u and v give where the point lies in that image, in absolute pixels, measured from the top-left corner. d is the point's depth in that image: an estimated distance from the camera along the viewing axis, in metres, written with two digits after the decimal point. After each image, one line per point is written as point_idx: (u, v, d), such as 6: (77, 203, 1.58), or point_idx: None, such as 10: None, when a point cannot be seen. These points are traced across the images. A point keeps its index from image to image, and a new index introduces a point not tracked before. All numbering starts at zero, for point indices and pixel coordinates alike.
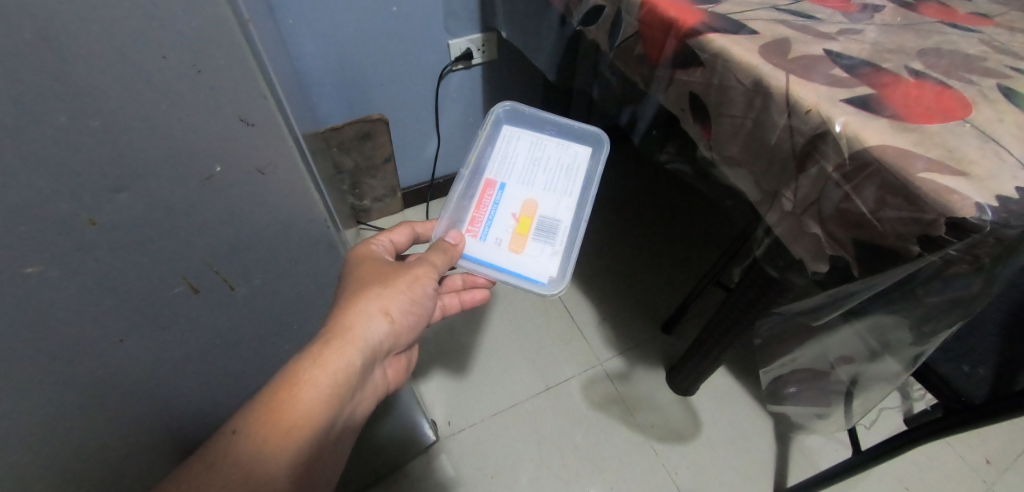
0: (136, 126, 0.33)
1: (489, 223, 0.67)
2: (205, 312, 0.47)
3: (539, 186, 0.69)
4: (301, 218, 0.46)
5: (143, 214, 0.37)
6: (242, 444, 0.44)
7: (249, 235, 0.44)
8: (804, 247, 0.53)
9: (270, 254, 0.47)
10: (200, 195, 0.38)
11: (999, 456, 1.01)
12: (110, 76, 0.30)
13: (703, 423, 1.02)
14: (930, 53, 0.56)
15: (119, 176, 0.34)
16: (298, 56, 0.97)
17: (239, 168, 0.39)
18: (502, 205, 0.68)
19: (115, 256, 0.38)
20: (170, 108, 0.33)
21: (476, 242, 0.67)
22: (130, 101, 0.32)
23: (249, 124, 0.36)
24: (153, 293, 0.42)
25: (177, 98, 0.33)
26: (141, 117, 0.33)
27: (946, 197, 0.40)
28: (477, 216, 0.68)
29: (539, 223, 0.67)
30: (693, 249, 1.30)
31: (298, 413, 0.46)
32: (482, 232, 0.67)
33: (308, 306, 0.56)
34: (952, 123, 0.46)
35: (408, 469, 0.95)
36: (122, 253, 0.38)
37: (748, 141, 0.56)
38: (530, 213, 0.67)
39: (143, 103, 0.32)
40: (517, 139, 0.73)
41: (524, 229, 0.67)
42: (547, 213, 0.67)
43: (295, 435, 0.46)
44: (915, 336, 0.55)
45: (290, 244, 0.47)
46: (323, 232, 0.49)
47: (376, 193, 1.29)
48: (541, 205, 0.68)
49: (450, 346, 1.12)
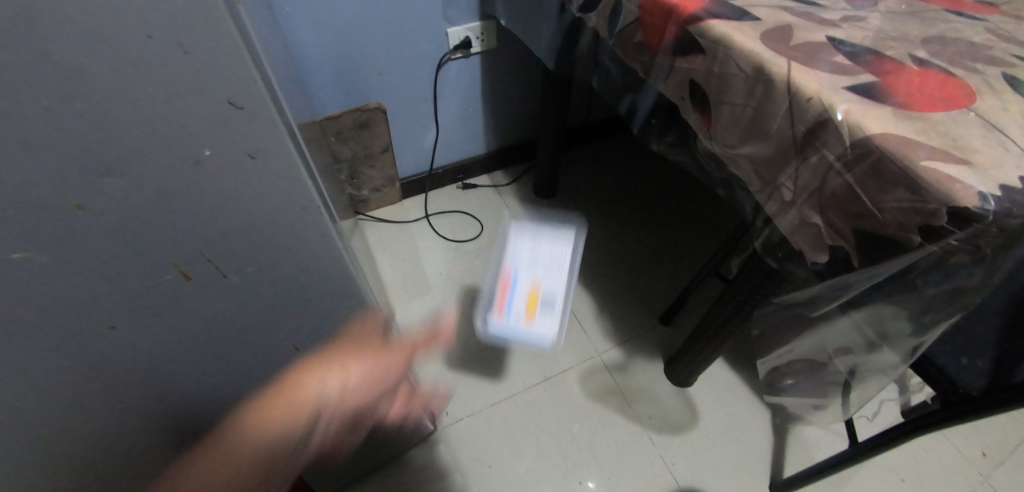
0: (109, 109, 0.26)
1: (511, 307, 0.64)
2: (194, 314, 0.40)
3: (536, 286, 0.64)
4: (303, 234, 0.39)
5: (134, 202, 0.30)
6: (207, 456, 0.50)
7: (246, 236, 0.36)
8: (803, 237, 0.53)
9: (274, 261, 0.39)
10: (191, 182, 0.31)
11: (995, 448, 1.01)
12: (75, 50, 0.24)
13: (701, 415, 1.02)
14: (934, 41, 0.55)
15: (104, 159, 0.28)
16: (296, 43, 0.96)
17: (227, 157, 0.30)
18: (513, 287, 0.64)
19: (103, 260, 0.32)
20: (144, 93, 0.26)
21: (501, 324, 0.63)
22: (96, 81, 0.25)
23: (240, 109, 0.29)
24: (138, 300, 0.36)
25: (148, 77, 0.26)
26: (114, 102, 0.26)
27: (948, 186, 0.40)
28: (501, 302, 0.64)
29: (542, 300, 0.64)
30: (693, 241, 1.30)
31: (251, 442, 0.51)
32: (506, 314, 0.63)
33: (318, 324, 0.50)
34: (956, 111, 0.46)
35: (407, 459, 0.95)
36: (104, 255, 0.32)
37: (748, 130, 0.55)
38: (532, 292, 0.64)
39: (113, 86, 0.26)
40: (521, 253, 0.66)
41: (532, 308, 0.64)
42: (548, 293, 0.64)
43: (243, 459, 0.51)
44: (914, 327, 0.55)
45: (293, 253, 0.39)
46: (329, 245, 0.40)
47: (375, 183, 1.28)
48: (543, 289, 0.64)
49: (449, 336, 1.12)
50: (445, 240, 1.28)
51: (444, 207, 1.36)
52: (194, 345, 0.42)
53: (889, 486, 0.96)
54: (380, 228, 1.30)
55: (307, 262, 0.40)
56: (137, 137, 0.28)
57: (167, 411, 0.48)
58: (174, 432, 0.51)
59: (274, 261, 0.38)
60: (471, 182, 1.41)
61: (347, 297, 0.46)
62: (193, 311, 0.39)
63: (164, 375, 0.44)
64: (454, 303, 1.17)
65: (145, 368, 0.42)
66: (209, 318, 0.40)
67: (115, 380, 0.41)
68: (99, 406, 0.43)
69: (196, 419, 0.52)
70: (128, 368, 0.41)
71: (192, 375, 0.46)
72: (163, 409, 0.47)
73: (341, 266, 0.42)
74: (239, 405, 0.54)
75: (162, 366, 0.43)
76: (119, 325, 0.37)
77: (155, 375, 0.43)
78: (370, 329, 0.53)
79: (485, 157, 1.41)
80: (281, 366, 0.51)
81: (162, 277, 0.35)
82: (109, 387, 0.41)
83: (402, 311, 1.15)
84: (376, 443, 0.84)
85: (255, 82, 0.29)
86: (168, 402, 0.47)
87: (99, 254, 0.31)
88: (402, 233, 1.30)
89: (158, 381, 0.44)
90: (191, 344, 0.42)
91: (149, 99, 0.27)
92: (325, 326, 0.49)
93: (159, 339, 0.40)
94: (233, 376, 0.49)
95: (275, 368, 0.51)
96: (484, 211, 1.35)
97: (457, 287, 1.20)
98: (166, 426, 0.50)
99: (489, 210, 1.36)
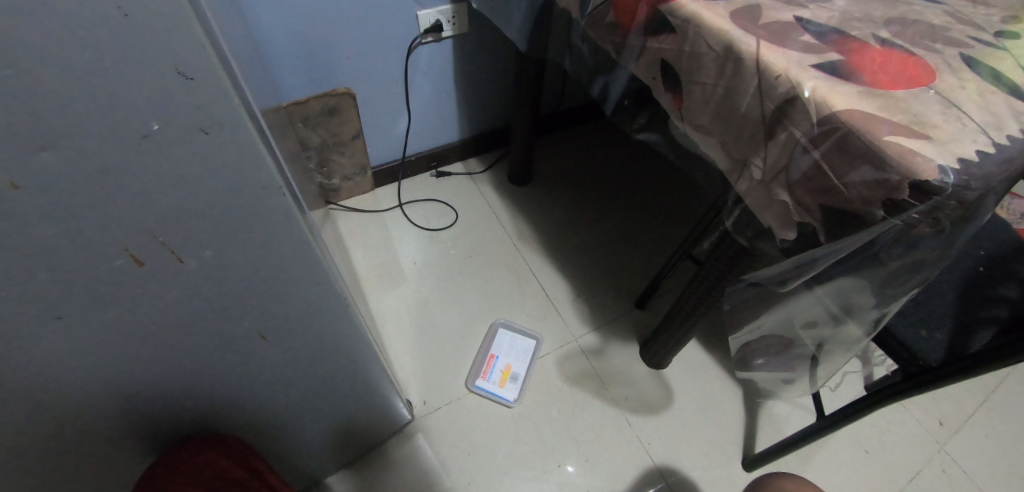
0: (37, 74, 0.23)
1: None
2: (151, 305, 0.37)
3: None
4: (262, 216, 0.35)
5: (72, 178, 0.27)
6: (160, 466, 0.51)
7: (205, 218, 0.33)
8: (772, 214, 0.53)
9: (233, 244, 0.36)
10: (136, 158, 0.28)
11: (951, 418, 1.06)
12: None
13: (676, 394, 1.04)
14: (896, 22, 0.56)
15: (39, 132, 0.25)
16: (259, 24, 0.92)
17: (178, 127, 0.28)
18: None
19: (41, 244, 0.29)
20: (77, 58, 0.23)
21: None
22: (24, 43, 0.22)
23: (188, 80, 0.26)
24: (90, 285, 0.33)
25: (84, 42, 0.23)
26: (40, 67, 0.23)
27: (909, 159, 0.41)
28: None
29: None
30: (664, 225, 1.31)
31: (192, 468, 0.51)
32: None
33: (285, 318, 0.47)
34: (917, 89, 0.47)
35: (385, 448, 0.95)
36: (48, 241, 0.29)
37: (718, 109, 0.55)
38: None
39: (41, 50, 0.22)
40: None
41: None
42: None
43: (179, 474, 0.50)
44: (877, 299, 0.57)
45: (256, 235, 0.37)
46: (295, 224, 0.38)
47: (346, 171, 1.24)
48: None
49: (425, 325, 1.11)
50: (419, 228, 1.27)
51: (418, 196, 1.34)
52: (153, 335, 0.40)
53: (854, 457, 1.00)
54: (353, 217, 1.27)
55: (271, 244, 0.38)
56: (76, 108, 0.25)
57: (127, 407, 0.46)
58: (136, 429, 0.49)
59: (233, 243, 0.36)
60: (446, 170, 1.39)
61: (315, 281, 0.45)
62: (151, 298, 0.37)
63: (122, 367, 0.41)
64: (429, 291, 1.16)
65: (100, 361, 0.39)
66: (168, 306, 0.38)
67: (67, 376, 0.39)
68: (49, 405, 0.40)
69: (158, 416, 0.49)
70: (80, 363, 0.38)
71: (153, 367, 0.43)
72: (121, 406, 0.45)
73: (308, 249, 0.41)
74: (204, 398, 0.52)
75: (118, 358, 0.40)
76: (66, 315, 0.34)
77: (111, 369, 0.41)
78: (341, 315, 0.52)
79: (459, 143, 1.39)
80: (247, 355, 0.49)
81: (114, 262, 0.33)
82: (60, 383, 0.39)
83: (377, 300, 1.13)
84: (352, 434, 0.82)
85: (207, 51, 0.26)
86: (127, 398, 0.45)
87: (44, 239, 0.29)
88: (375, 222, 1.27)
89: (114, 375, 0.42)
90: (152, 334, 0.40)
91: (88, 68, 0.24)
92: (294, 312, 0.47)
93: (114, 329, 0.37)
94: (197, 368, 0.47)
95: (241, 358, 0.49)
96: (458, 198, 1.34)
97: (432, 275, 1.19)
98: (125, 423, 0.47)
99: (463, 197, 1.34)
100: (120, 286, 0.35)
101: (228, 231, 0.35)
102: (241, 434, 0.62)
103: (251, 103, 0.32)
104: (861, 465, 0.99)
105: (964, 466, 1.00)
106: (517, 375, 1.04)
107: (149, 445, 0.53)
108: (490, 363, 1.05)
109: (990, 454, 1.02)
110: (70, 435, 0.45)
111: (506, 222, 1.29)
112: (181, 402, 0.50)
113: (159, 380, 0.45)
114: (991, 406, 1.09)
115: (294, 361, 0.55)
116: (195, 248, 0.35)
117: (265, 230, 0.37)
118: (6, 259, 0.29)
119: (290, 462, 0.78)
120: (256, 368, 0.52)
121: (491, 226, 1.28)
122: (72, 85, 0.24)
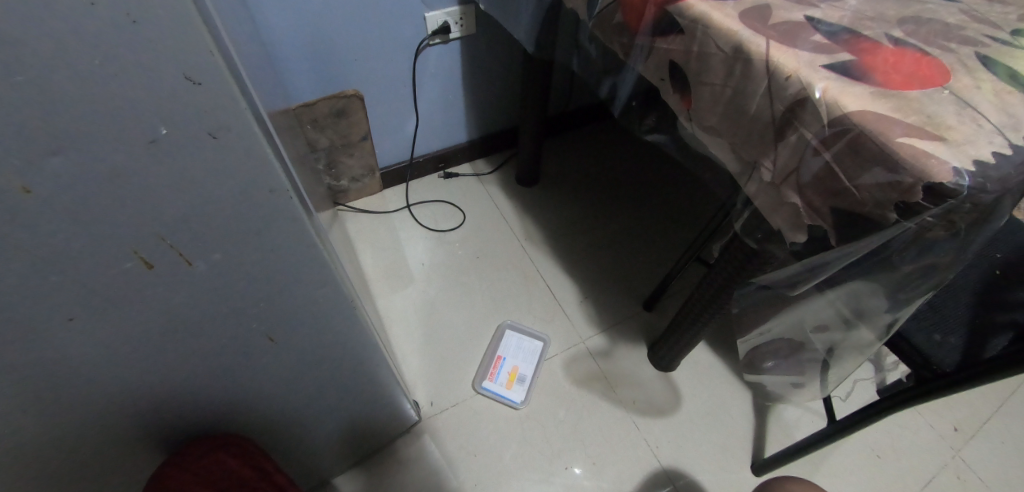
0: (40, 81, 0.23)
1: None
2: (160, 306, 0.37)
3: None
4: (271, 220, 0.36)
5: (83, 183, 0.27)
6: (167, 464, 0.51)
7: (215, 221, 0.33)
8: (782, 217, 0.53)
9: (242, 249, 0.37)
10: (144, 162, 0.28)
11: (966, 424, 1.04)
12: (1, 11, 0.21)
13: (684, 397, 1.04)
14: (909, 21, 0.55)
15: (49, 137, 0.25)
16: (267, 28, 0.93)
17: (188, 130, 0.28)
18: None
19: (49, 249, 0.30)
20: (80, 64, 0.23)
21: None
22: (32, 53, 0.22)
23: (196, 85, 0.26)
24: (98, 287, 0.33)
25: (91, 50, 0.23)
26: (46, 78, 0.23)
27: (924, 161, 0.40)
28: None
29: None
30: (672, 225, 1.31)
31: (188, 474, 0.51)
32: None
33: (292, 319, 0.47)
34: (931, 89, 0.46)
35: (393, 448, 0.95)
36: (56, 247, 0.30)
37: (727, 110, 0.55)
38: None
39: (51, 59, 0.23)
40: None
41: None
42: None
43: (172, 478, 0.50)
44: (890, 303, 0.56)
45: (264, 239, 0.37)
46: (301, 227, 0.38)
47: (354, 172, 1.25)
48: None
49: (432, 324, 1.11)
50: (426, 229, 1.27)
51: (425, 197, 1.34)
52: (162, 338, 0.41)
53: (865, 462, 0.98)
54: (361, 218, 1.28)
55: (279, 249, 0.39)
56: (86, 115, 0.25)
57: (138, 407, 0.46)
58: (148, 429, 0.49)
59: (239, 244, 0.36)
60: (453, 171, 1.40)
61: (322, 284, 0.45)
62: (161, 300, 0.37)
63: (130, 368, 0.42)
64: (437, 292, 1.16)
65: (111, 362, 0.40)
66: (176, 307, 0.38)
67: (76, 377, 0.39)
68: (61, 404, 0.41)
69: (169, 416, 0.50)
70: (91, 364, 0.39)
71: (164, 369, 0.44)
72: (132, 406, 0.46)
73: (316, 252, 0.41)
74: (211, 399, 0.52)
75: (129, 360, 0.41)
76: (78, 316, 0.35)
77: (123, 370, 0.41)
78: (347, 317, 0.52)
79: (466, 144, 1.39)
80: (253, 356, 0.49)
81: (124, 265, 0.33)
82: (77, 383, 0.40)
83: (384, 301, 1.14)
84: (359, 435, 0.82)
85: (215, 56, 0.26)
86: (138, 398, 0.45)
87: (49, 243, 0.29)
88: (382, 223, 1.28)
89: (126, 376, 0.42)
90: (160, 336, 0.40)
91: (96, 73, 0.24)
92: (302, 316, 0.48)
93: (124, 330, 0.38)
94: (205, 368, 0.47)
95: (250, 360, 0.49)
96: (465, 199, 1.34)
97: (440, 275, 1.19)
98: (136, 423, 0.48)
99: (470, 198, 1.34)
100: (131, 286, 0.35)
101: (236, 234, 0.35)
102: (247, 433, 0.62)
103: (257, 107, 0.32)
104: (873, 471, 0.97)
105: (979, 472, 0.98)
106: (524, 377, 1.04)
107: (161, 445, 0.53)
108: (498, 364, 1.05)
109: (1007, 460, 1.00)
110: (83, 434, 0.45)
111: (514, 223, 1.29)
112: (193, 402, 0.50)
113: (164, 382, 0.45)
114: (1006, 411, 1.07)
115: (303, 362, 0.55)
116: (204, 252, 0.35)
117: (272, 234, 0.37)
118: (18, 261, 0.29)
119: (300, 462, 0.79)
120: (266, 369, 0.52)
121: (499, 226, 1.28)
122: (81, 91, 0.24)
